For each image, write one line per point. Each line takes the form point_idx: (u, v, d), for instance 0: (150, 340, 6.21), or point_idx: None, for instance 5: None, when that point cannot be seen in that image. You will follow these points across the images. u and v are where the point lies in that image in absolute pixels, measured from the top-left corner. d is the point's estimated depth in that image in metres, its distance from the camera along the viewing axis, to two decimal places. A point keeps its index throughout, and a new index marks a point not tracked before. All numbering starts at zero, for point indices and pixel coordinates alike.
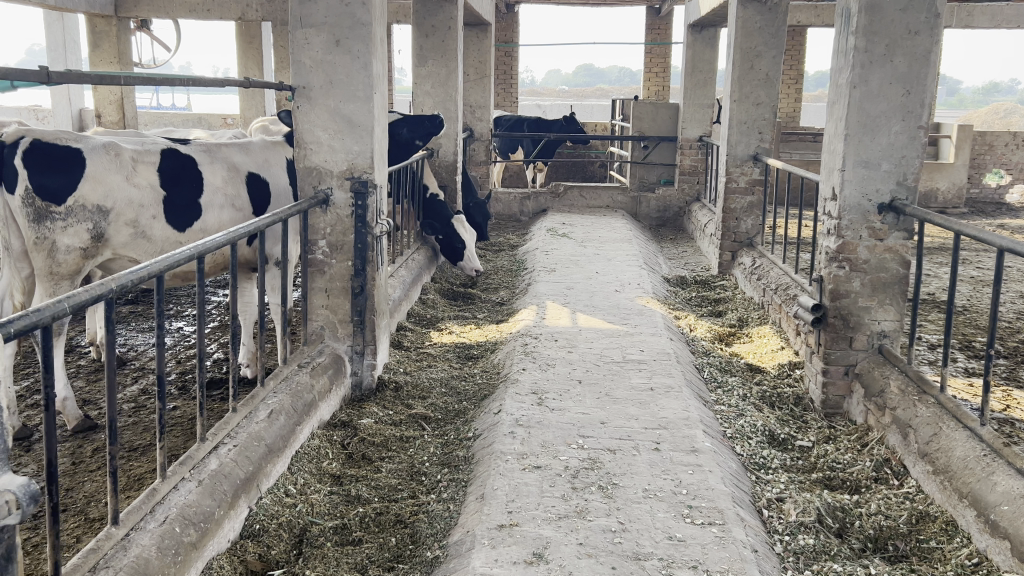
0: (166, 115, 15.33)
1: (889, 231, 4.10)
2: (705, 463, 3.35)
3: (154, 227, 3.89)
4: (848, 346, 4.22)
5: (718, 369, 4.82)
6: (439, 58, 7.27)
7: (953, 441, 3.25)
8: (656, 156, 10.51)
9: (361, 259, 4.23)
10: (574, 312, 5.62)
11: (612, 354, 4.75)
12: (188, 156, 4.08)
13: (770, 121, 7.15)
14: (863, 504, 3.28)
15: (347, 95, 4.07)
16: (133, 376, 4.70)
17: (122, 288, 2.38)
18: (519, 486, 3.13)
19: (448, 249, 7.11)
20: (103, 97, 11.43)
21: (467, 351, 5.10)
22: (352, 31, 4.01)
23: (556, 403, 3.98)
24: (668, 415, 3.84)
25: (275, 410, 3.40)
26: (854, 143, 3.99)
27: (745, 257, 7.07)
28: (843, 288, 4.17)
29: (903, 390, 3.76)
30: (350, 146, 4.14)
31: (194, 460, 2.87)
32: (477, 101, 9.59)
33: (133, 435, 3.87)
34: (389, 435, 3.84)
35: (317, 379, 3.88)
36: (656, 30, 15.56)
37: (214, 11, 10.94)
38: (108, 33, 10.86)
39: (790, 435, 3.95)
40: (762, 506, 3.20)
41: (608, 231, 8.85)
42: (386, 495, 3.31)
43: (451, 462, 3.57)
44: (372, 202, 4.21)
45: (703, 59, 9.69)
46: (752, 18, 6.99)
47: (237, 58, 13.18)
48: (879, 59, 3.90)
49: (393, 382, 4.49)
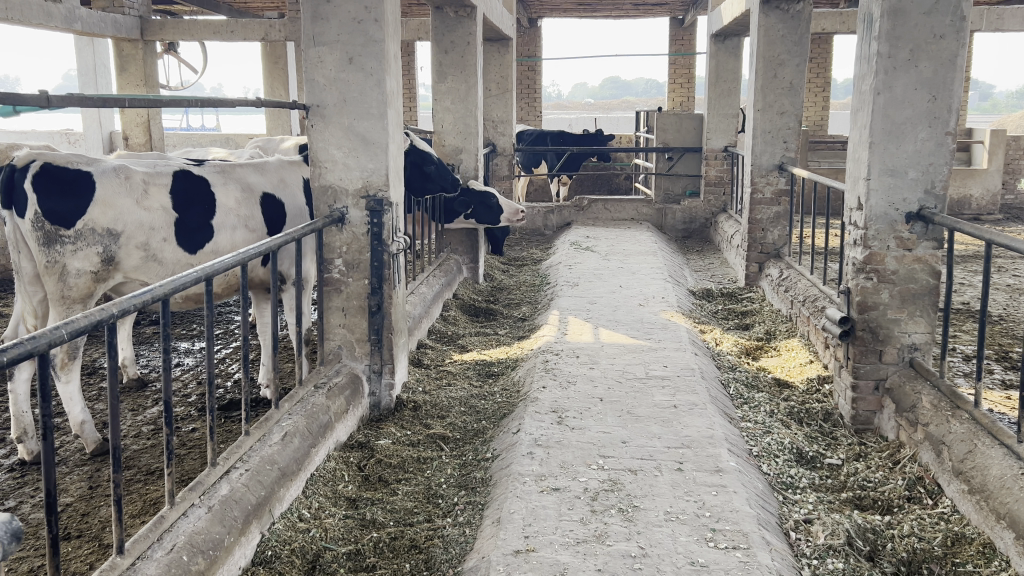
0: (195, 136, 15.50)
1: (918, 241, 3.96)
2: (730, 483, 3.24)
3: (165, 249, 3.88)
4: (877, 360, 4.09)
5: (744, 384, 4.70)
6: (458, 74, 7.20)
7: (988, 459, 3.11)
8: (681, 167, 10.42)
9: (377, 277, 4.19)
10: (596, 327, 5.53)
11: (635, 370, 4.65)
12: (200, 177, 4.07)
13: (795, 130, 7.01)
14: (895, 526, 3.15)
15: (360, 112, 4.04)
16: (153, 398, 4.70)
17: (125, 313, 2.33)
18: (536, 509, 3.05)
19: (487, 212, 7.39)
20: (130, 120, 11.58)
21: (487, 368, 5.03)
22: (366, 48, 3.98)
23: (577, 422, 3.90)
24: (692, 433, 3.73)
25: (289, 432, 3.36)
26: (879, 151, 3.88)
27: (772, 268, 6.95)
28: (871, 300, 4.05)
29: (935, 405, 3.62)
30: (364, 164, 4.10)
31: (204, 485, 2.83)
32: (498, 115, 9.56)
33: (150, 458, 3.85)
34: (406, 456, 3.78)
35: (333, 400, 3.83)
36: (680, 41, 15.50)
37: (238, 33, 11.04)
38: (133, 56, 10.96)
39: (819, 453, 3.84)
40: (789, 528, 3.09)
41: (632, 244, 8.75)
42: (401, 519, 3.24)
43: (468, 484, 3.49)
44: (387, 220, 4.17)
45: (727, 69, 9.58)
46: (774, 26, 6.88)
47: (263, 78, 13.30)
48: (903, 64, 3.80)
49: (412, 401, 4.43)
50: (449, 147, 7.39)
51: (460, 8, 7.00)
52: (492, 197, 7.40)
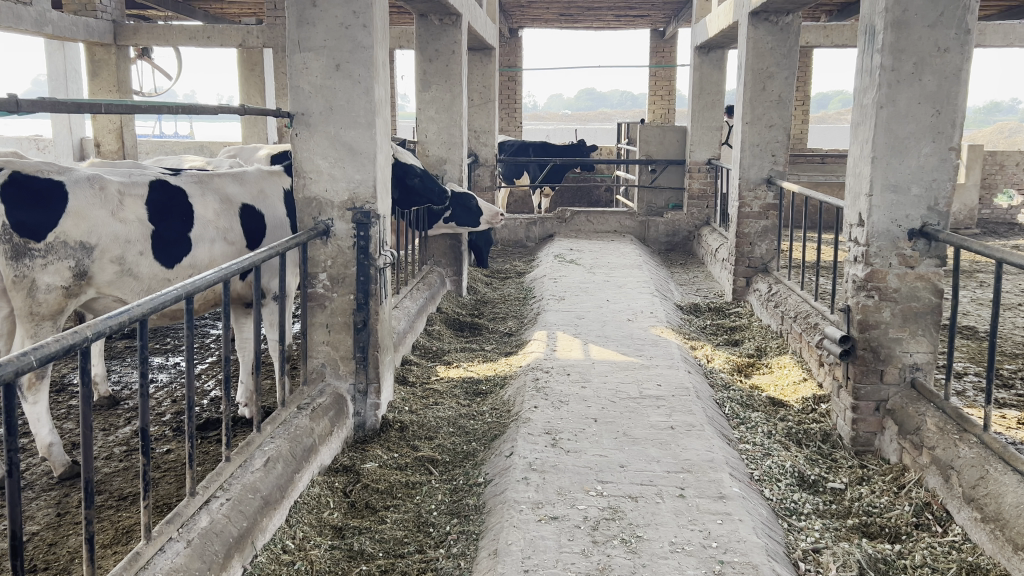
0: (168, 143, 15.18)
1: (921, 258, 3.86)
2: (735, 511, 3.11)
3: (140, 263, 3.69)
4: (878, 380, 3.99)
5: (740, 404, 4.58)
6: (443, 83, 7.04)
7: (1002, 487, 3.00)
8: (664, 180, 10.36)
9: (363, 293, 4.02)
10: (585, 344, 5.39)
11: (628, 389, 4.51)
12: (178, 188, 3.90)
13: (783, 144, 6.93)
14: (907, 556, 3.03)
15: (347, 120, 3.88)
16: (125, 416, 4.49)
17: (100, 336, 2.15)
18: (535, 540, 2.90)
19: (465, 213, 7.11)
20: (101, 126, 11.30)
21: (475, 386, 4.87)
22: (353, 54, 3.83)
23: (572, 444, 3.75)
24: (692, 457, 3.60)
25: (272, 457, 3.18)
26: (882, 166, 3.78)
27: (760, 283, 6.86)
28: (872, 318, 3.94)
29: (941, 428, 3.51)
30: (351, 175, 3.94)
31: (183, 517, 2.65)
32: (481, 125, 9.42)
33: (123, 482, 3.66)
34: (394, 480, 3.62)
35: (317, 422, 3.65)
36: (661, 53, 15.49)
37: (215, 38, 10.80)
38: (106, 61, 10.70)
39: (820, 477, 3.72)
40: (798, 559, 2.96)
41: (617, 257, 8.64)
42: (391, 550, 3.08)
43: (460, 512, 3.33)
44: (375, 233, 4.01)
45: (710, 81, 9.50)
46: (763, 38, 6.82)
47: (239, 86, 13.05)
48: (907, 78, 3.71)
49: (398, 421, 4.26)
50: (432, 158, 7.25)
51: (445, 16, 6.84)
52: (472, 198, 7.13)
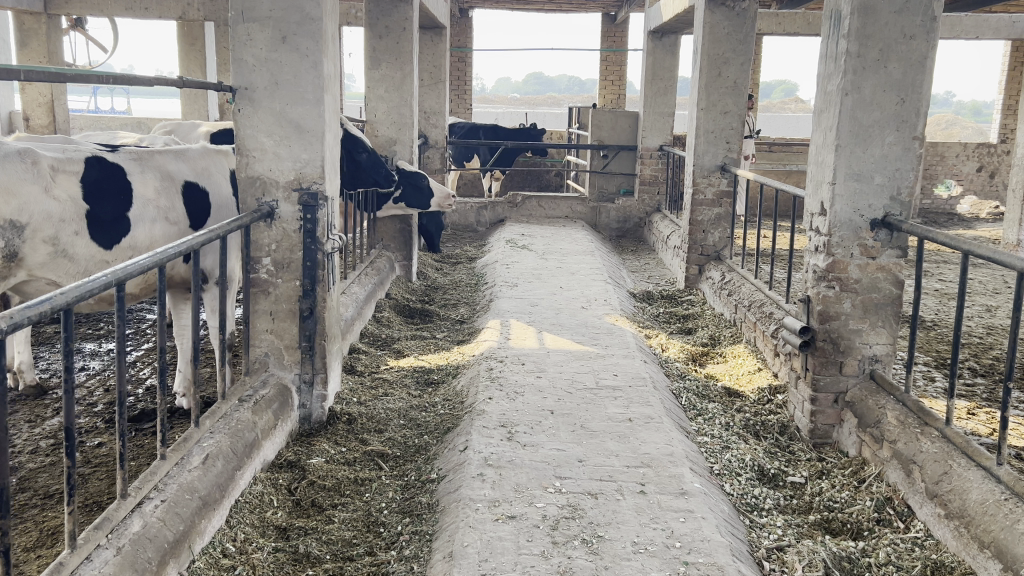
0: (104, 118, 14.56)
1: (882, 248, 3.82)
2: (697, 508, 3.01)
3: (76, 244, 3.46)
4: (837, 372, 3.94)
5: (696, 395, 4.50)
6: (394, 60, 6.78)
7: (967, 482, 2.96)
8: (616, 165, 10.24)
9: (309, 278, 3.82)
10: (539, 332, 5.26)
11: (584, 379, 4.40)
12: (116, 164, 3.67)
13: (738, 131, 6.91)
14: (870, 553, 2.98)
15: (294, 96, 3.67)
16: (54, 407, 4.24)
17: (18, 327, 1.93)
18: (492, 542, 2.76)
19: (415, 192, 6.98)
20: (31, 99, 10.81)
21: (426, 376, 4.72)
22: (300, 26, 3.62)
23: (528, 438, 3.62)
24: (651, 451, 3.50)
25: (212, 454, 2.99)
26: (846, 154, 3.71)
27: (713, 271, 6.81)
28: (832, 310, 3.88)
29: (902, 421, 3.47)
30: (297, 154, 3.73)
31: (112, 522, 2.44)
32: (431, 107, 9.22)
33: (50, 478, 3.43)
34: (342, 477, 3.45)
35: (260, 416, 3.45)
36: (612, 38, 15.36)
37: (153, 10, 10.31)
38: (37, 31, 10.27)
39: (780, 470, 3.66)
40: (762, 558, 2.88)
41: (569, 243, 8.52)
42: (339, 552, 2.91)
43: (413, 511, 3.18)
44: (322, 216, 3.81)
45: (663, 67, 9.45)
46: (720, 22, 6.74)
47: (177, 59, 12.58)
48: (872, 65, 3.64)
49: (346, 414, 4.07)
50: (382, 138, 6.98)
51: None
52: (421, 177, 6.99)
